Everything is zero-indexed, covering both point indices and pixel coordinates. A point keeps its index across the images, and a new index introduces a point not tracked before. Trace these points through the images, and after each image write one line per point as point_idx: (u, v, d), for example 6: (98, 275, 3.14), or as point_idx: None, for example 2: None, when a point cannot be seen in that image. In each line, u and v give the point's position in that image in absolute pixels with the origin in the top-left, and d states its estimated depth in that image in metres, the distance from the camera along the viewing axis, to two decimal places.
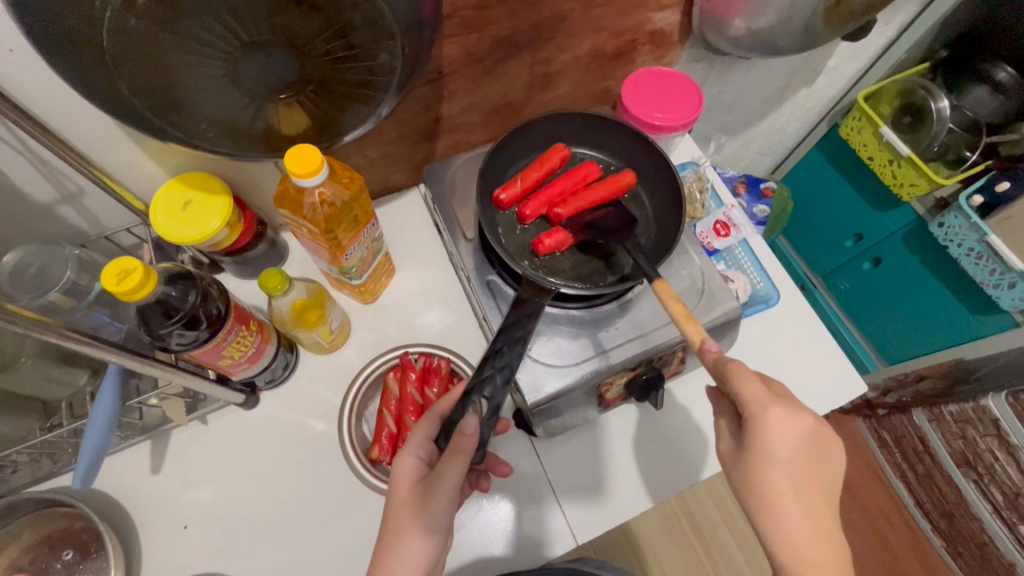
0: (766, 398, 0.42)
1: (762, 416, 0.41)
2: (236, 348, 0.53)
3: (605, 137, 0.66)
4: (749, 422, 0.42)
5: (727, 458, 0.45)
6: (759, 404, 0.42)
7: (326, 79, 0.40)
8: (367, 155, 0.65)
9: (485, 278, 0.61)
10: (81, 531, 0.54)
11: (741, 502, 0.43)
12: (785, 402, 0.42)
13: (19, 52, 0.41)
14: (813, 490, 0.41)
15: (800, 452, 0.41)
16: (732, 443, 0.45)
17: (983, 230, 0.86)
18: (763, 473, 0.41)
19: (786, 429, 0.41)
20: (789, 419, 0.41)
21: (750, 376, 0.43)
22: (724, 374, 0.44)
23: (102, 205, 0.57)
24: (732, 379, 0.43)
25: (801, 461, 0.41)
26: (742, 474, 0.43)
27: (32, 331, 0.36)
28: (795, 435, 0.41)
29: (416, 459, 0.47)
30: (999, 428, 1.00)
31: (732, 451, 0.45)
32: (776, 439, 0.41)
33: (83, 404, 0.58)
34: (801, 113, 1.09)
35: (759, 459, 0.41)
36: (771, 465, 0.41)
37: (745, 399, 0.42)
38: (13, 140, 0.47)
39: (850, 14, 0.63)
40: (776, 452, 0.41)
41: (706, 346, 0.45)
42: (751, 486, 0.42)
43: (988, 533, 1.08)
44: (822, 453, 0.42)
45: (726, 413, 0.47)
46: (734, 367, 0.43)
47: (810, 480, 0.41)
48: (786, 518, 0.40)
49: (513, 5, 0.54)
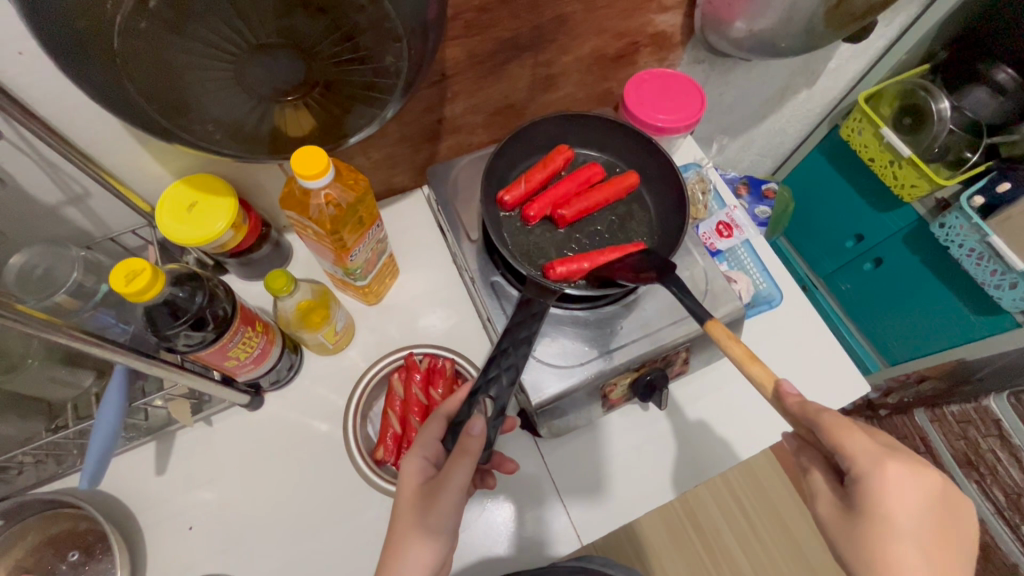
0: (877, 451, 0.38)
1: (878, 473, 0.38)
2: (241, 349, 0.54)
3: (608, 139, 0.66)
4: (860, 480, 0.38)
5: (828, 521, 0.41)
6: (873, 459, 0.38)
7: (333, 81, 0.41)
8: (370, 157, 0.65)
9: (489, 279, 0.61)
10: (86, 532, 0.54)
11: (853, 573, 0.39)
12: (901, 457, 0.38)
13: (27, 54, 0.41)
14: (945, 560, 0.37)
15: (925, 514, 0.37)
16: (833, 503, 0.41)
17: (984, 231, 0.86)
18: (884, 540, 0.37)
19: (909, 489, 0.37)
20: (910, 479, 0.37)
21: (852, 426, 0.39)
22: (816, 425, 0.41)
23: (108, 207, 0.58)
24: (830, 432, 0.40)
25: (926, 525, 0.37)
26: (852, 541, 0.39)
27: (42, 332, 0.37)
28: (917, 497, 0.37)
29: (423, 459, 0.47)
30: (1001, 428, 0.95)
31: (836, 514, 0.40)
32: (897, 499, 0.37)
33: (88, 405, 0.58)
34: (802, 114, 1.09)
35: (879, 524, 0.37)
36: (893, 529, 0.37)
37: (854, 453, 0.38)
38: (20, 143, 0.47)
39: (851, 16, 0.63)
40: (898, 515, 0.37)
41: (783, 388, 0.42)
42: (870, 557, 0.38)
43: (991, 537, 1.02)
44: (946, 514, 0.38)
45: (818, 464, 0.44)
46: (831, 420, 0.40)
47: (938, 545, 0.37)
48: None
49: (515, 7, 0.55)
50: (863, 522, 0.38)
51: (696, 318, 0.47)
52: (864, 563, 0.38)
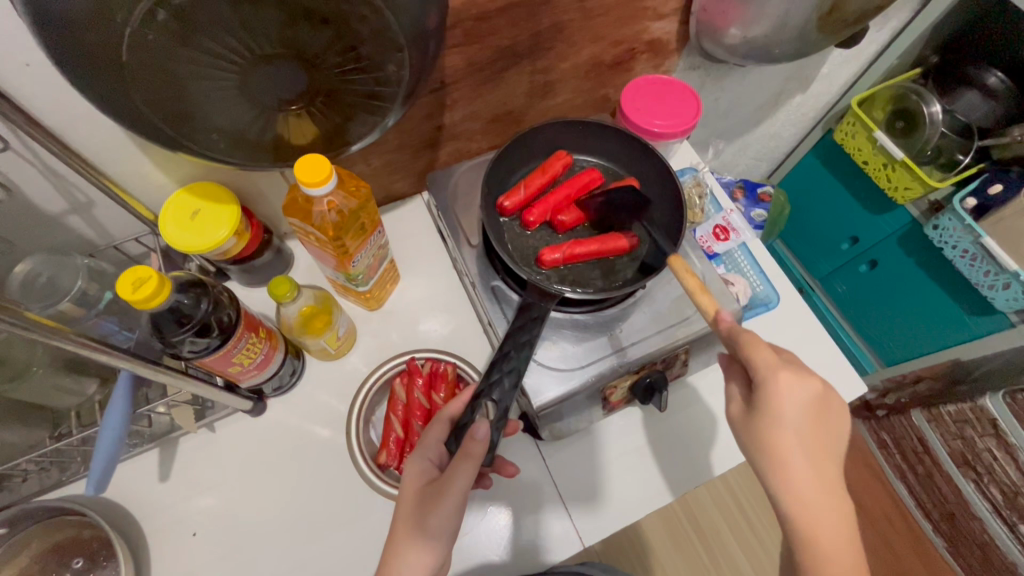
0: (774, 361, 0.43)
1: (773, 379, 0.43)
2: (246, 355, 0.54)
3: (605, 145, 0.67)
4: (760, 386, 0.43)
5: (736, 421, 0.46)
6: (768, 366, 0.43)
7: (335, 90, 0.41)
8: (370, 163, 0.66)
9: (490, 283, 0.62)
10: (90, 539, 0.54)
11: (751, 463, 0.45)
12: (792, 366, 0.43)
13: (35, 65, 0.42)
14: (824, 450, 0.43)
15: (809, 412, 0.42)
16: (742, 406, 0.46)
17: (977, 232, 0.87)
18: (774, 434, 0.42)
19: (796, 392, 0.42)
20: (797, 381, 0.42)
21: (762, 344, 0.44)
22: (737, 344, 0.45)
23: (111, 216, 0.58)
24: (744, 346, 0.44)
25: (809, 422, 0.43)
26: (750, 436, 0.44)
27: (48, 338, 0.37)
28: (804, 398, 0.42)
29: (426, 461, 0.47)
30: (998, 427, 1.07)
31: (742, 415, 0.46)
32: (785, 400, 0.42)
33: (91, 413, 0.59)
34: (795, 118, 1.10)
35: (772, 421, 0.43)
36: (782, 426, 0.42)
37: (757, 363, 0.43)
38: (26, 152, 0.48)
39: (843, 23, 0.64)
40: (785, 414, 0.42)
41: (722, 316, 0.47)
42: (763, 449, 0.43)
43: (988, 532, 1.12)
44: (829, 414, 0.43)
45: (737, 378, 0.48)
46: (747, 338, 0.44)
47: (818, 438, 0.43)
48: (797, 479, 0.42)
49: (514, 16, 0.55)
50: (759, 419, 0.43)
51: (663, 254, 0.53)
52: (758, 453, 0.43)
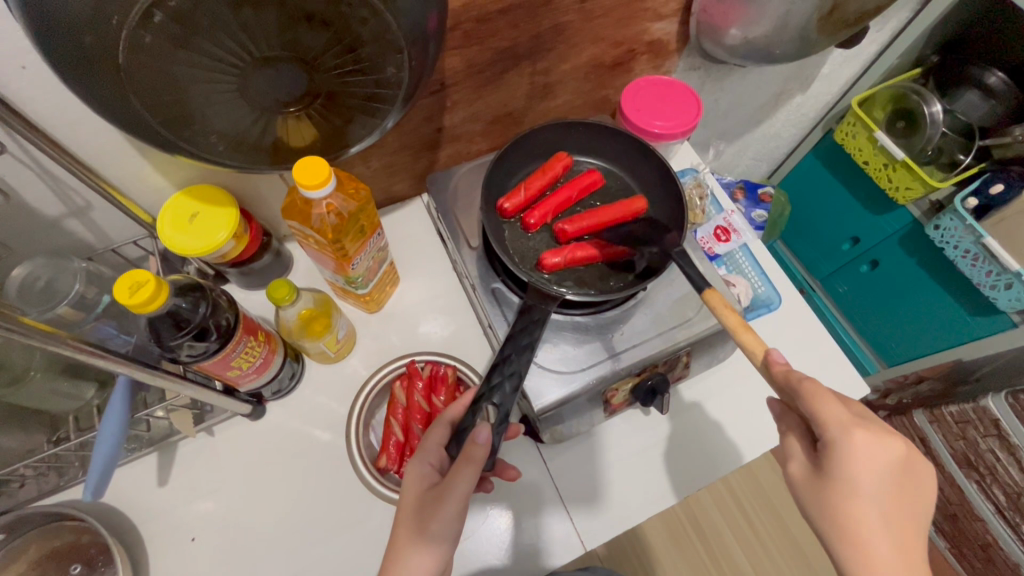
0: (847, 420, 0.40)
1: (847, 441, 0.40)
2: (244, 359, 0.54)
3: (606, 146, 0.67)
4: (830, 447, 0.41)
5: (799, 483, 0.44)
6: (842, 427, 0.40)
7: (335, 92, 0.41)
8: (370, 165, 0.66)
9: (490, 286, 0.62)
10: (88, 544, 0.54)
11: (820, 532, 0.42)
12: (868, 424, 0.40)
13: (31, 68, 0.41)
14: (903, 520, 0.40)
15: (888, 479, 0.40)
16: (805, 465, 0.44)
17: (979, 232, 0.87)
18: (851, 504, 0.40)
19: (875, 456, 0.39)
20: (877, 444, 0.40)
21: (828, 396, 0.41)
22: (797, 392, 0.42)
23: (109, 219, 0.58)
24: (807, 400, 0.41)
25: (887, 490, 0.40)
26: (820, 502, 0.41)
27: (46, 344, 0.36)
28: (883, 462, 0.40)
29: (427, 466, 0.47)
30: (1000, 428, 1.02)
31: (806, 476, 0.43)
32: (863, 466, 0.40)
33: (90, 417, 0.58)
34: (795, 118, 1.10)
35: (845, 488, 0.40)
36: (859, 495, 0.40)
37: (826, 420, 0.40)
38: (22, 155, 0.47)
39: (844, 23, 0.63)
40: (862, 482, 0.40)
41: (772, 356, 0.44)
42: (838, 519, 0.40)
43: (991, 533, 1.11)
44: (908, 479, 0.41)
45: (795, 429, 0.46)
46: (809, 386, 0.42)
47: (896, 505, 0.40)
48: (875, 553, 0.39)
49: (515, 17, 0.55)
50: (831, 486, 0.41)
51: (695, 287, 0.50)
52: (832, 523, 0.41)
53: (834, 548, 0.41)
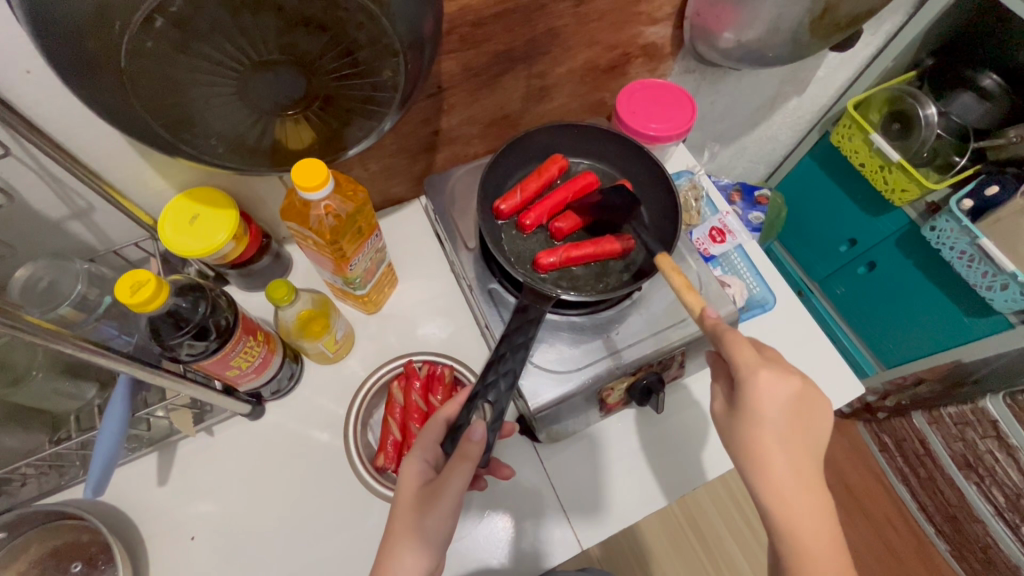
0: (756, 361, 0.43)
1: (752, 378, 0.43)
2: (243, 359, 0.54)
3: (601, 148, 0.67)
4: (741, 384, 0.44)
5: (720, 419, 0.47)
6: (749, 367, 0.43)
7: (331, 95, 0.42)
8: (368, 168, 0.67)
9: (487, 286, 0.62)
10: (88, 543, 0.54)
11: (732, 459, 0.45)
12: (773, 365, 0.43)
13: (35, 72, 0.42)
14: (803, 448, 0.43)
15: (789, 410, 0.43)
16: (724, 404, 0.47)
17: (974, 233, 0.87)
18: (755, 434, 0.43)
19: (776, 390, 0.43)
20: (778, 380, 0.43)
21: (743, 342, 0.44)
22: (721, 340, 0.45)
23: (111, 221, 0.59)
24: (726, 345, 0.45)
25: (788, 420, 0.43)
26: (732, 432, 0.45)
27: (47, 341, 0.37)
28: (783, 395, 0.43)
29: (422, 462, 0.48)
30: (997, 429, 1.04)
31: (725, 412, 0.47)
32: (765, 399, 0.43)
33: (90, 417, 0.59)
34: (792, 120, 1.11)
35: (751, 419, 0.43)
36: (762, 424, 0.43)
37: (739, 362, 0.44)
38: (26, 158, 0.48)
39: (836, 26, 0.64)
40: (765, 413, 0.43)
41: (707, 311, 0.47)
42: (745, 446, 0.44)
43: (992, 535, 1.11)
44: (809, 412, 0.44)
45: (722, 376, 0.49)
46: (730, 335, 0.45)
47: (797, 434, 0.43)
48: (776, 476, 0.43)
49: (509, 22, 0.56)
50: (740, 417, 0.44)
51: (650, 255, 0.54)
52: (740, 450, 0.44)
53: (743, 473, 0.44)
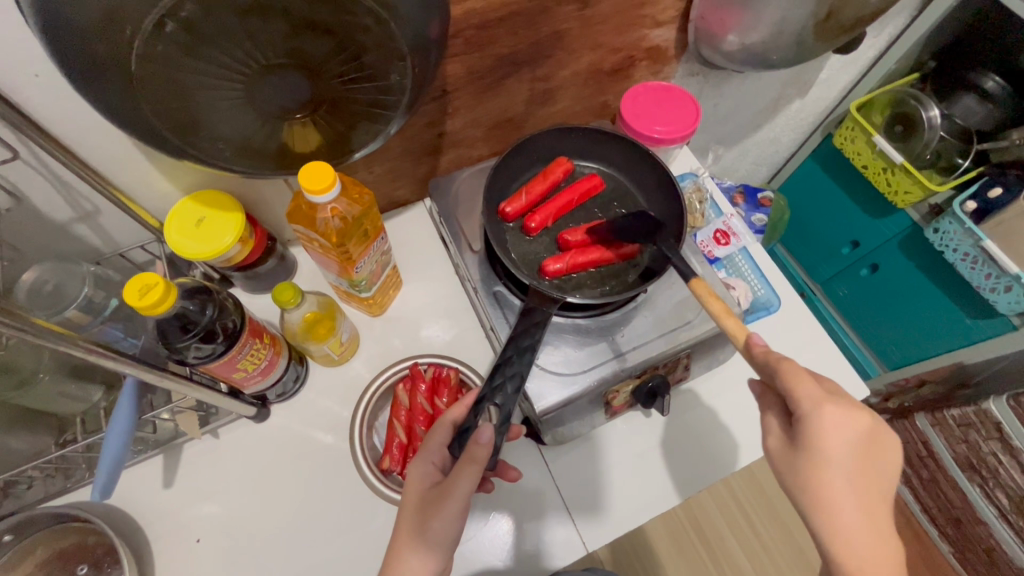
0: (819, 396, 0.42)
1: (818, 416, 0.42)
2: (249, 361, 0.55)
3: (606, 151, 0.67)
4: (804, 421, 0.42)
5: (776, 455, 0.45)
6: (814, 404, 0.42)
7: (339, 99, 0.42)
8: (373, 171, 0.67)
9: (492, 288, 0.63)
10: (94, 545, 0.54)
11: (794, 502, 0.43)
12: (838, 400, 0.42)
13: (43, 76, 0.43)
14: (871, 489, 0.42)
15: (857, 450, 0.42)
16: (781, 439, 0.45)
17: (977, 235, 0.87)
18: (820, 475, 0.41)
19: (842, 428, 0.41)
20: (844, 418, 0.41)
21: (804, 375, 0.43)
22: (776, 372, 0.44)
23: (117, 224, 0.59)
24: (786, 378, 0.43)
25: (856, 461, 0.41)
26: (792, 472, 0.43)
27: (57, 344, 0.37)
28: (851, 434, 0.41)
29: (430, 466, 0.48)
30: (1000, 430, 1.03)
31: (782, 448, 0.45)
32: (832, 439, 0.41)
33: (96, 419, 0.59)
34: (794, 123, 1.11)
35: (816, 459, 0.42)
36: (828, 465, 0.41)
37: (800, 398, 0.42)
38: (33, 161, 0.49)
39: (839, 29, 0.64)
40: (832, 453, 0.41)
41: (753, 340, 0.46)
42: (811, 489, 0.42)
43: (995, 537, 1.10)
44: (875, 452, 0.42)
45: (773, 409, 0.47)
46: (786, 366, 0.43)
47: (865, 475, 0.42)
48: (844, 520, 0.41)
49: (514, 25, 0.56)
50: (803, 457, 0.42)
51: (682, 276, 0.51)
52: (804, 493, 0.42)
53: (807, 515, 0.43)
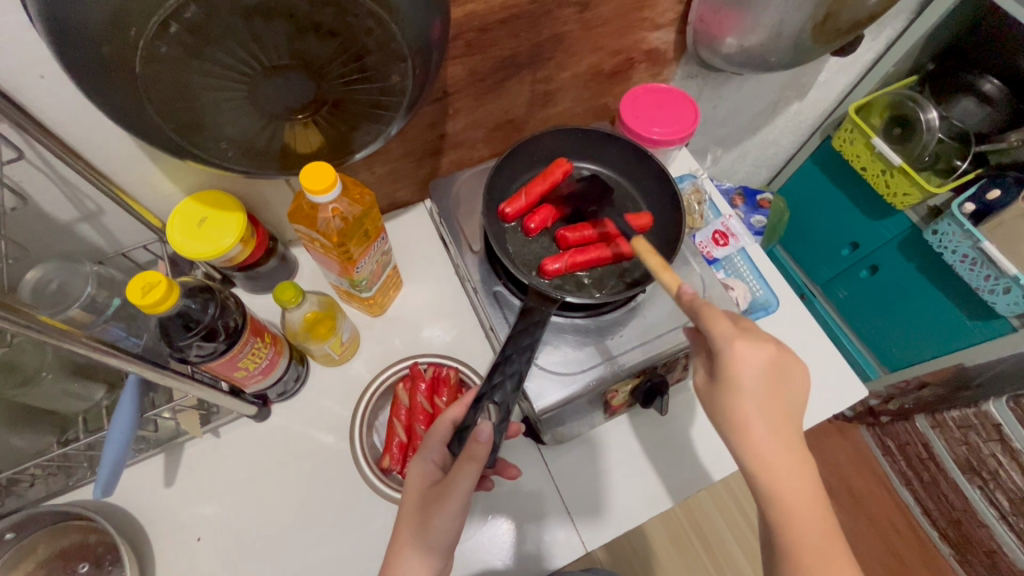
0: (733, 332, 0.44)
1: (730, 350, 0.43)
2: (251, 360, 0.55)
3: (606, 152, 0.68)
4: (718, 355, 0.44)
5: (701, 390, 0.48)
6: (726, 339, 0.44)
7: (340, 100, 0.42)
8: (374, 172, 0.67)
9: (492, 288, 0.63)
10: (95, 544, 0.54)
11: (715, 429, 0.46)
12: (749, 334, 0.44)
13: (49, 77, 0.43)
14: (780, 411, 0.44)
15: (765, 378, 0.44)
16: (704, 376, 0.48)
17: (976, 237, 0.88)
18: (735, 403, 0.44)
19: (752, 359, 0.43)
20: (753, 349, 0.43)
21: (719, 314, 0.44)
22: (698, 314, 0.45)
23: (120, 223, 0.59)
24: (703, 319, 0.45)
25: (765, 387, 0.44)
26: (714, 403, 0.46)
27: (59, 341, 0.37)
28: (758, 363, 0.43)
29: (430, 463, 0.48)
30: (1000, 434, 1.04)
31: (705, 384, 0.47)
32: (742, 369, 0.43)
33: (98, 418, 0.59)
34: (794, 125, 1.12)
35: (731, 389, 0.44)
36: (741, 393, 0.44)
37: (715, 335, 0.44)
38: (38, 161, 0.49)
39: (837, 32, 0.65)
40: (743, 383, 0.43)
41: (684, 289, 0.45)
42: (729, 416, 0.45)
43: (996, 540, 1.11)
44: (784, 377, 0.44)
45: (701, 349, 0.49)
46: (706, 309, 0.44)
47: (775, 400, 0.44)
48: (756, 441, 0.44)
49: (515, 27, 0.57)
50: (721, 388, 0.45)
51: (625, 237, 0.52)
52: (724, 420, 0.45)
53: (728, 442, 0.46)
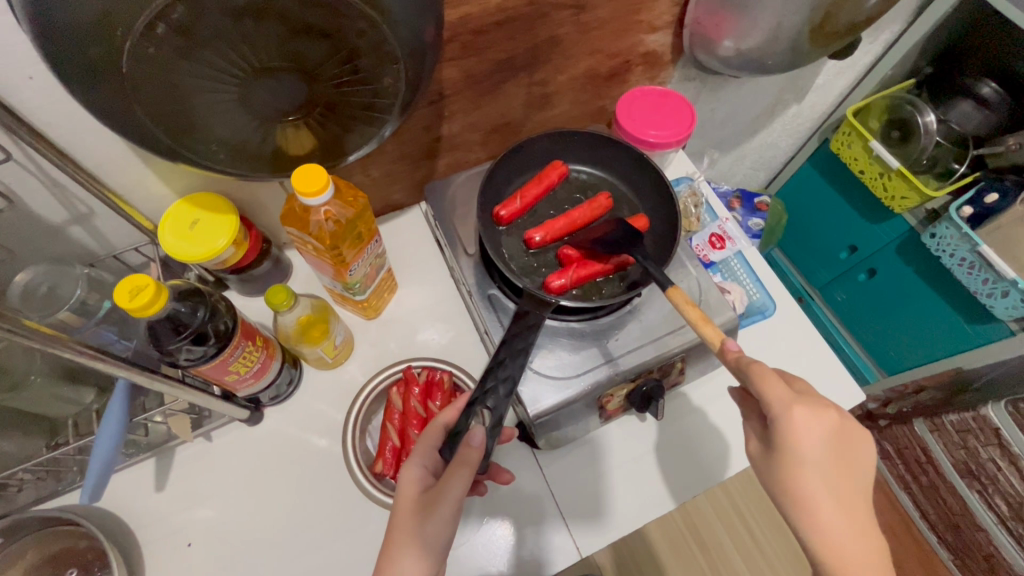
0: (789, 396, 0.43)
1: (787, 416, 0.43)
2: (242, 364, 0.54)
3: (602, 155, 0.68)
4: (775, 422, 0.43)
5: (757, 461, 0.47)
6: (782, 405, 0.43)
7: (334, 102, 0.42)
8: (369, 174, 0.67)
9: (486, 292, 0.62)
10: (85, 550, 0.54)
11: (775, 502, 0.45)
12: (808, 400, 0.43)
13: (38, 78, 0.43)
14: (847, 486, 0.43)
15: (829, 449, 0.42)
16: (760, 445, 0.47)
17: (974, 240, 0.87)
18: (798, 476, 0.43)
19: (814, 427, 0.42)
20: (813, 417, 0.42)
21: (772, 376, 0.44)
22: (747, 375, 0.45)
23: (111, 225, 0.59)
24: (755, 380, 0.44)
25: (830, 459, 0.42)
26: (773, 475, 0.44)
27: (46, 346, 0.37)
28: (819, 432, 0.42)
29: (421, 468, 0.48)
30: (1000, 438, 1.03)
31: (761, 454, 0.47)
32: (803, 439, 0.42)
33: (88, 422, 0.58)
34: (792, 128, 1.11)
35: (790, 460, 0.43)
36: (804, 466, 0.42)
37: (770, 400, 0.43)
38: (28, 162, 0.49)
39: (835, 35, 0.65)
40: (804, 453, 0.42)
41: (727, 345, 0.46)
42: (791, 492, 0.43)
43: (994, 544, 1.10)
44: (848, 448, 0.43)
45: (753, 416, 0.49)
46: (756, 368, 0.44)
47: (840, 474, 0.43)
48: (824, 520, 0.42)
49: (511, 30, 0.56)
50: (779, 459, 0.44)
51: (659, 284, 0.51)
52: (786, 495, 0.43)
53: (791, 519, 0.44)
